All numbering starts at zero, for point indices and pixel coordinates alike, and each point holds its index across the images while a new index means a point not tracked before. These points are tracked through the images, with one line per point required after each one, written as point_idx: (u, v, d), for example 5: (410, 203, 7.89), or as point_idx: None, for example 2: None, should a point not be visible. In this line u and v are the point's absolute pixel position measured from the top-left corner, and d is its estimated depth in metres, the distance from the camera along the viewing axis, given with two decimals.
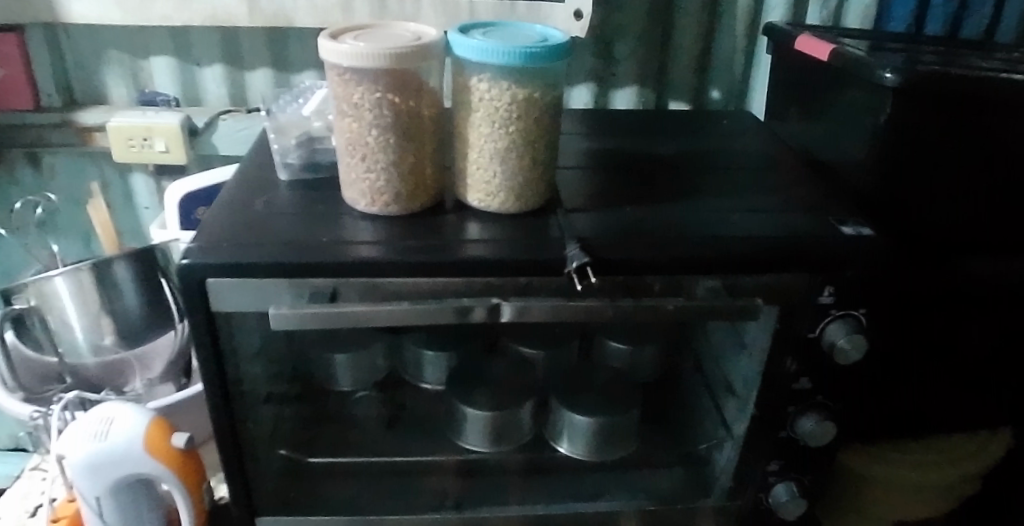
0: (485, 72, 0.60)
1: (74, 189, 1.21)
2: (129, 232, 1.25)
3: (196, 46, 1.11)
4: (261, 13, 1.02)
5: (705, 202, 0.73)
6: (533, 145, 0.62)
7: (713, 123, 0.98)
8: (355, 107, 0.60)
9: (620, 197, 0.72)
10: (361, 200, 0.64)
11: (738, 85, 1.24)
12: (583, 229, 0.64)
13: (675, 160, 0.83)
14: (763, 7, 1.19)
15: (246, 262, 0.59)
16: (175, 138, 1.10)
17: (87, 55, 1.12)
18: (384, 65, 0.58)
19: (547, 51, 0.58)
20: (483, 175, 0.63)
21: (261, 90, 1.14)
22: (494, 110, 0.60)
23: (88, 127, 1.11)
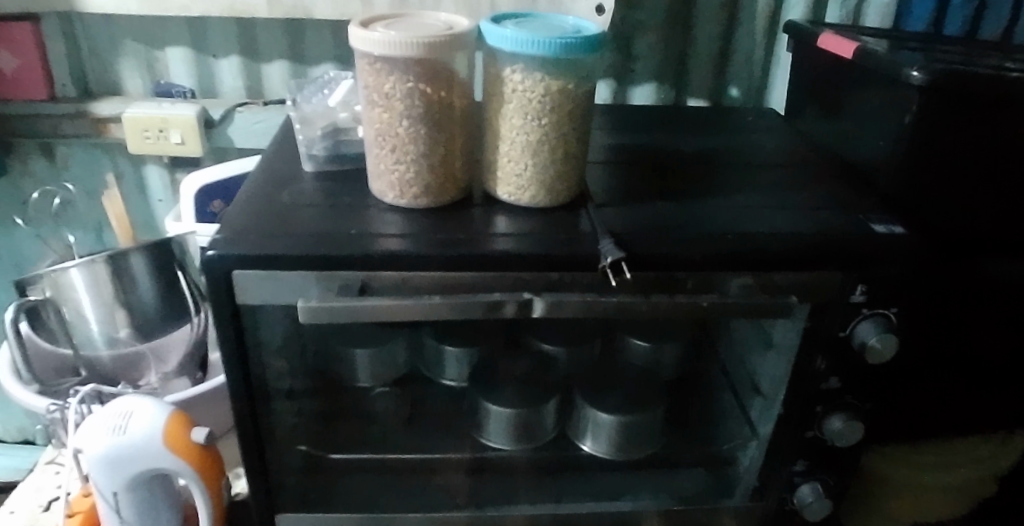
0: (518, 63, 0.59)
1: (89, 180, 1.21)
2: (143, 224, 1.24)
3: (212, 37, 1.10)
4: (279, 5, 1.01)
5: (734, 198, 0.71)
6: (566, 138, 0.61)
7: (736, 119, 0.97)
8: (386, 97, 0.59)
9: (648, 192, 0.71)
10: (389, 192, 0.63)
11: (757, 83, 1.22)
12: (614, 224, 0.63)
13: (700, 156, 0.82)
14: (784, 4, 1.17)
15: (274, 254, 0.58)
16: (191, 130, 1.09)
17: (103, 45, 1.11)
18: (417, 54, 0.57)
19: (582, 43, 0.57)
20: (513, 168, 0.62)
21: (278, 83, 1.13)
22: (526, 102, 0.59)
23: (104, 118, 1.10)
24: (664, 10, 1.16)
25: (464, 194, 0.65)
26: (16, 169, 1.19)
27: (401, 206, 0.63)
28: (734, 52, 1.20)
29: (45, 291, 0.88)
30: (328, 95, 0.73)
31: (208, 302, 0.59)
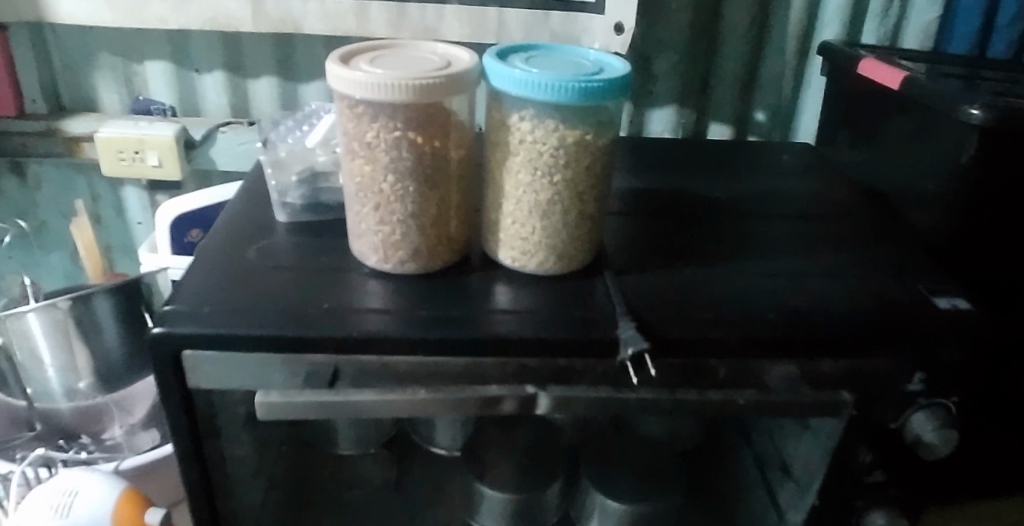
0: (527, 108, 0.49)
1: (62, 202, 1.12)
2: (120, 247, 1.15)
3: (195, 51, 1.01)
4: (267, 18, 0.92)
5: (773, 261, 0.62)
6: (581, 196, 0.52)
7: (769, 153, 0.87)
8: (369, 147, 0.50)
9: (674, 252, 0.61)
10: (372, 254, 0.53)
11: (786, 108, 1.12)
12: (635, 298, 0.53)
13: (731, 203, 0.72)
14: (816, 22, 1.07)
15: (232, 332, 0.49)
16: (169, 152, 1.00)
17: (77, 58, 1.02)
18: (406, 99, 0.47)
19: (606, 86, 0.48)
20: (518, 230, 0.53)
21: (265, 100, 1.04)
22: (535, 154, 0.50)
23: (76, 136, 1.02)
24: (688, 29, 1.06)
25: (460, 256, 0.56)
26: None
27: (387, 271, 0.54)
28: (763, 75, 1.10)
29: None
30: (305, 133, 0.64)
31: (156, 383, 0.51)
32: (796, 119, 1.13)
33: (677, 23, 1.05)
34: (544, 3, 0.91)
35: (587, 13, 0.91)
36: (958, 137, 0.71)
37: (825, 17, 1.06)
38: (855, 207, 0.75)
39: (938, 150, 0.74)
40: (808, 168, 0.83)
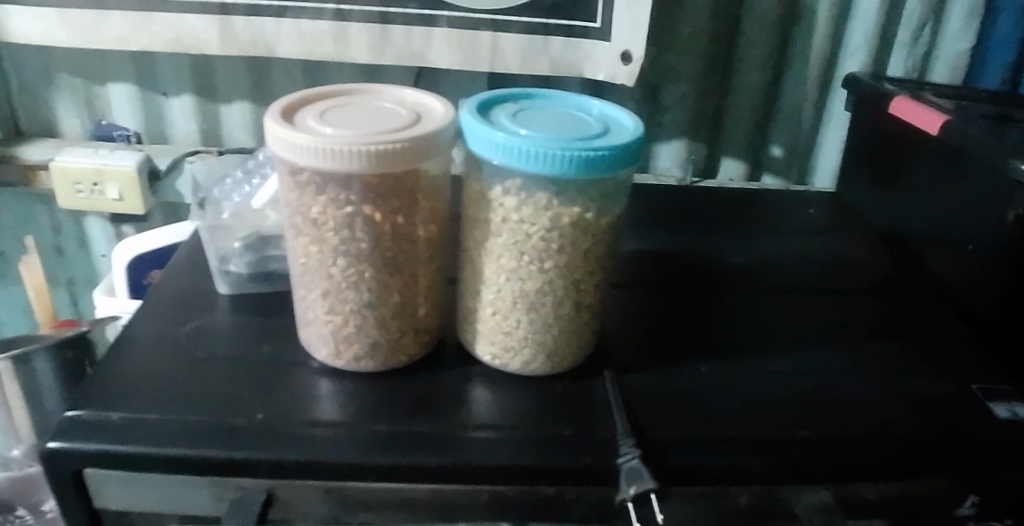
0: (513, 179, 0.40)
1: (21, 231, 1.03)
2: (82, 280, 1.06)
3: (162, 73, 0.92)
4: (237, 40, 0.84)
5: (799, 356, 0.54)
6: (577, 286, 0.43)
7: (790, 204, 0.78)
8: (315, 225, 0.40)
9: (686, 344, 0.54)
10: (322, 348, 0.44)
11: (805, 142, 1.03)
12: (643, 410, 0.46)
13: (750, 273, 0.64)
14: (840, 51, 0.98)
15: (143, 451, 0.39)
16: (131, 184, 0.92)
17: (34, 78, 0.93)
18: (361, 168, 0.38)
19: (614, 155, 0.39)
20: (500, 323, 0.44)
21: (238, 127, 0.95)
22: (522, 235, 0.41)
23: (32, 164, 0.93)
24: (703, 56, 0.96)
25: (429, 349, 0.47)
26: None
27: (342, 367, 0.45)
28: (783, 106, 1.01)
29: None
30: (250, 192, 0.56)
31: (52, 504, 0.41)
32: (815, 155, 1.04)
33: (691, 49, 0.95)
34: (543, 27, 0.81)
35: (591, 40, 0.81)
36: (1004, 195, 0.62)
37: (850, 45, 0.97)
38: (890, 278, 0.66)
39: (982, 211, 0.65)
40: (834, 227, 0.75)
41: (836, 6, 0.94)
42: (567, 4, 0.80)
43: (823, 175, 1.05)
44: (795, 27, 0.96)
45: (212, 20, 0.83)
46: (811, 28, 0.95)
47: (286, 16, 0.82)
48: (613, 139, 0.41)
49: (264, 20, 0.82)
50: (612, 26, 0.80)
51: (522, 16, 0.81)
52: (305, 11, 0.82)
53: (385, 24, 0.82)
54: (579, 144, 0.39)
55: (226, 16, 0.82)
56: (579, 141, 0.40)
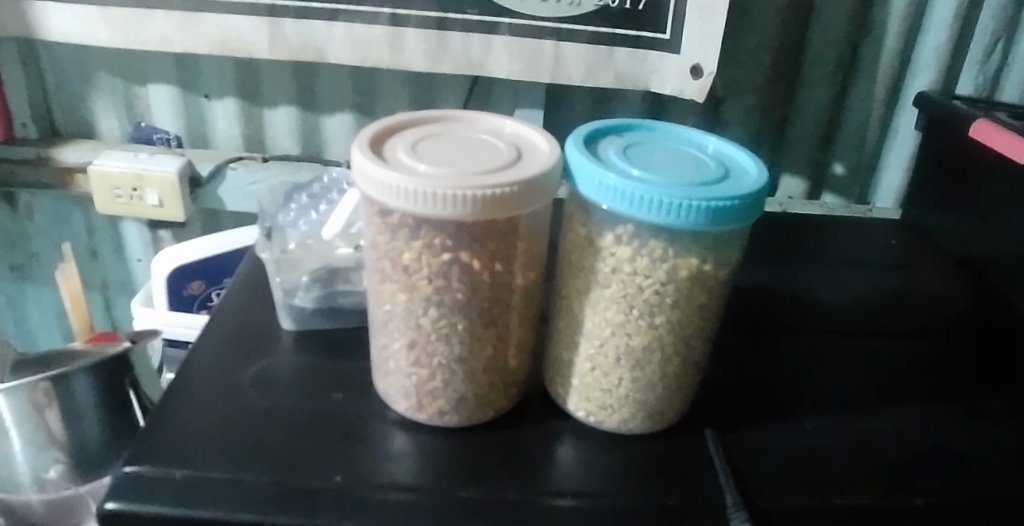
0: (625, 226, 0.36)
1: (56, 234, 1.00)
2: (118, 284, 1.04)
3: (205, 75, 0.89)
4: (286, 43, 0.80)
5: (899, 411, 0.50)
6: (687, 341, 0.39)
7: (862, 231, 0.74)
8: (406, 272, 0.37)
9: (778, 395, 0.50)
10: (403, 401, 0.42)
11: (868, 161, 0.97)
12: (743, 469, 0.43)
13: (833, 312, 0.60)
14: (909, 66, 0.92)
15: (211, 515, 0.36)
16: (171, 191, 0.89)
17: (72, 77, 0.90)
18: (462, 214, 0.34)
19: (743, 205, 0.35)
20: (597, 380, 0.40)
21: (283, 131, 0.92)
22: (632, 288, 0.37)
23: (70, 167, 0.91)
24: (769, 68, 0.91)
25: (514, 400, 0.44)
26: None
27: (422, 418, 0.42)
28: (847, 123, 0.95)
29: None
30: (318, 220, 0.55)
31: None
32: (879, 175, 0.98)
33: (757, 61, 0.91)
34: (609, 37, 0.77)
35: (659, 52, 0.77)
36: None
37: (920, 60, 0.91)
38: (984, 318, 0.62)
39: None
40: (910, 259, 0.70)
41: (909, 19, 0.88)
42: (635, 14, 0.76)
43: (886, 196, 0.99)
44: (865, 39, 0.90)
45: (261, 22, 0.79)
46: (882, 41, 0.89)
47: (339, 20, 0.78)
48: (736, 185, 0.37)
49: (315, 22, 0.78)
50: (682, 38, 0.76)
51: (588, 25, 0.76)
52: (358, 15, 0.78)
53: (442, 30, 0.78)
54: (703, 193, 0.35)
55: (275, 19, 0.79)
56: (702, 189, 0.36)
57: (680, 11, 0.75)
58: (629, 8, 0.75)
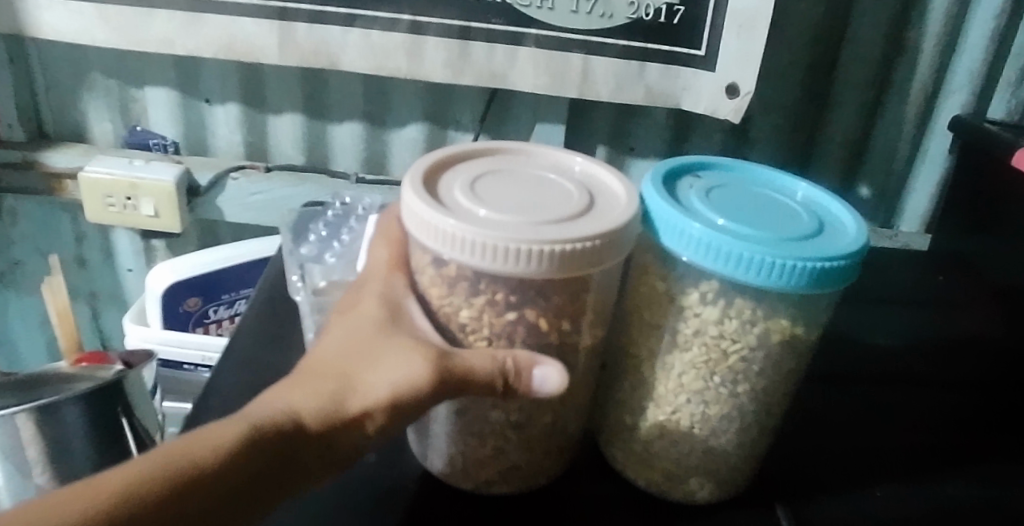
0: (711, 283, 0.36)
1: (42, 241, 0.95)
2: (107, 295, 0.98)
3: (206, 79, 0.84)
4: (297, 48, 0.75)
5: (968, 472, 0.47)
6: (765, 410, 0.39)
7: (895, 267, 0.70)
8: (463, 330, 0.39)
9: (839, 459, 0.47)
10: (450, 468, 0.42)
11: (895, 185, 0.87)
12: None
13: (880, 359, 0.57)
14: (941, 88, 0.82)
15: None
16: (167, 200, 0.84)
17: (64, 77, 0.85)
18: (532, 269, 0.34)
19: (846, 265, 0.34)
20: (668, 447, 0.40)
21: (288, 141, 0.87)
22: (717, 354, 0.37)
23: (59, 172, 0.86)
24: (799, 86, 0.83)
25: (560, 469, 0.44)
26: None
27: (471, 478, 0.42)
28: (875, 146, 0.85)
29: None
30: (340, 249, 0.58)
31: None
32: (903, 198, 0.88)
33: (784, 79, 0.82)
34: (640, 52, 0.73)
35: (693, 69, 0.73)
36: None
37: (951, 85, 0.81)
38: None
39: None
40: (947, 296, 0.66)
41: (943, 41, 0.79)
42: (669, 28, 0.71)
43: (910, 219, 0.88)
44: (897, 60, 0.81)
45: (271, 25, 0.74)
46: (914, 62, 0.80)
47: (354, 25, 0.73)
48: (835, 243, 0.35)
49: (329, 27, 0.74)
50: (717, 55, 0.72)
51: (619, 39, 0.72)
52: (376, 21, 0.73)
53: (464, 40, 0.73)
54: (801, 251, 0.34)
55: (286, 22, 0.74)
56: (797, 245, 0.34)
57: (717, 27, 0.71)
58: (663, 21, 0.71)
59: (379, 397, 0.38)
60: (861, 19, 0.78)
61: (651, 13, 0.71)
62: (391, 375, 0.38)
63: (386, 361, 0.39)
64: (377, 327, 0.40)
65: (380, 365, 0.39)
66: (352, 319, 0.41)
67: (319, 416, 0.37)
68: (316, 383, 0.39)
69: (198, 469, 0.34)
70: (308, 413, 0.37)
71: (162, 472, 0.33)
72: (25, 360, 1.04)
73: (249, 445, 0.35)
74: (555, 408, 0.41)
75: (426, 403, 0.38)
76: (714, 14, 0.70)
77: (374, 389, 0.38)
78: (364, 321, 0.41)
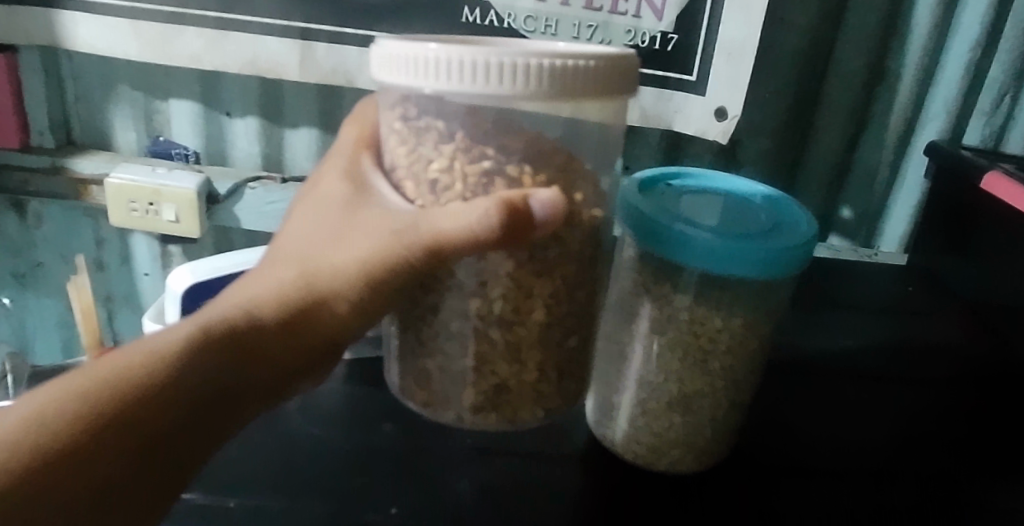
0: (683, 274, 0.42)
1: (63, 243, 1.00)
2: (122, 298, 1.03)
3: (229, 94, 0.89)
4: (316, 66, 0.80)
5: (907, 449, 0.52)
6: (736, 387, 0.44)
7: (865, 283, 0.75)
8: (436, 187, 0.42)
9: (790, 436, 0.52)
10: (438, 393, 0.47)
11: (876, 206, 0.92)
12: (776, 514, 0.44)
13: (840, 355, 0.62)
14: (919, 116, 0.87)
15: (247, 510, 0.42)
16: (189, 207, 0.89)
17: (93, 88, 0.90)
18: (519, 91, 0.38)
19: (797, 253, 0.39)
20: (649, 421, 0.45)
21: (303, 154, 0.92)
22: (691, 335, 0.43)
23: (85, 178, 0.91)
24: (785, 111, 0.88)
25: (554, 384, 0.46)
26: None
27: (463, 392, 0.46)
28: (857, 169, 0.90)
29: None
30: None
31: None
32: (885, 220, 0.92)
33: (772, 103, 0.88)
34: (637, 76, 0.78)
35: (686, 94, 0.78)
36: None
37: (928, 113, 0.87)
38: (983, 358, 0.64)
39: None
40: (906, 305, 0.72)
41: (921, 72, 0.84)
42: (663, 54, 0.77)
43: (891, 239, 0.93)
44: (877, 89, 0.86)
45: (293, 44, 0.79)
46: (893, 90, 0.86)
47: (371, 46, 0.79)
48: (794, 235, 0.40)
49: (347, 47, 0.79)
50: (708, 81, 0.77)
51: None
52: None
53: None
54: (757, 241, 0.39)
55: (307, 41, 0.79)
56: (752, 236, 0.40)
57: (708, 55, 0.76)
58: (658, 48, 0.77)
59: (340, 277, 0.43)
60: (843, 49, 0.84)
61: (646, 40, 0.76)
62: (361, 250, 0.42)
63: (354, 236, 0.43)
64: (345, 202, 0.45)
65: (347, 243, 0.43)
66: (323, 212, 0.46)
67: (281, 308, 0.43)
68: (277, 275, 0.44)
69: (157, 373, 0.39)
70: (268, 311, 0.43)
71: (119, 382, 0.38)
72: (38, 357, 1.07)
73: (207, 345, 0.41)
74: (545, 306, 0.44)
75: (403, 270, 0.42)
76: (705, 43, 0.76)
77: (332, 279, 0.43)
78: (333, 200, 0.46)
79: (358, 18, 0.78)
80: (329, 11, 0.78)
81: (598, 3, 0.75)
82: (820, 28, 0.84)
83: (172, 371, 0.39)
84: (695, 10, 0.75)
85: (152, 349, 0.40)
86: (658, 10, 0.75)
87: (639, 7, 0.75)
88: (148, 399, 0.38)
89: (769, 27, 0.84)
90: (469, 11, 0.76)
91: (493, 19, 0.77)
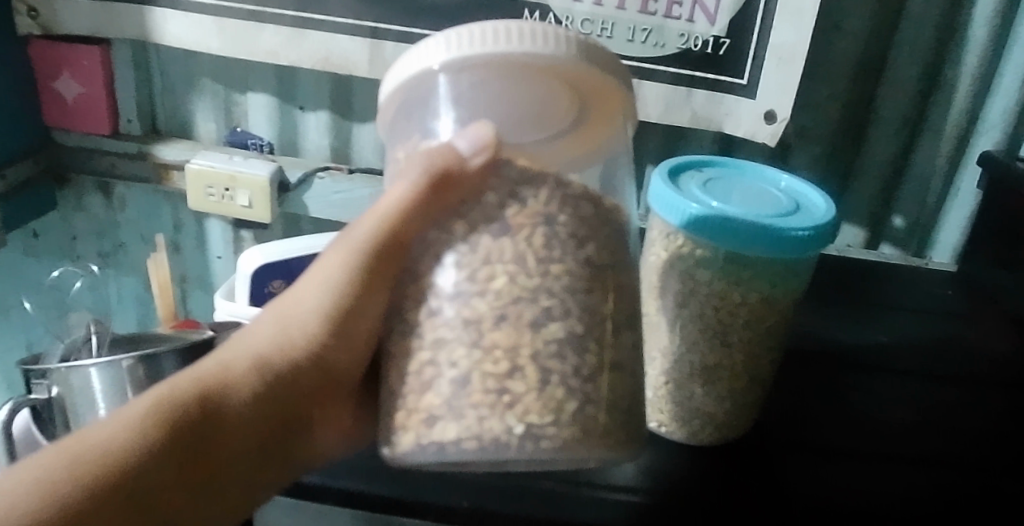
0: (706, 251, 0.46)
1: (142, 225, 1.07)
2: (195, 278, 1.09)
3: (302, 88, 0.95)
4: (384, 63, 0.85)
5: (921, 431, 0.53)
6: (756, 360, 0.48)
7: (913, 288, 0.76)
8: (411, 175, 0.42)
9: (805, 414, 0.54)
10: None
11: (928, 217, 0.91)
12: (793, 489, 0.46)
13: (866, 347, 0.63)
14: (974, 127, 0.86)
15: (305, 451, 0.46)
16: (262, 193, 0.94)
17: (178, 80, 0.98)
18: (538, 49, 0.35)
19: (812, 235, 0.44)
20: (671, 392, 0.50)
21: (368, 148, 0.97)
22: (710, 307, 0.47)
23: (167, 163, 0.98)
24: (838, 118, 0.89)
25: None
26: (69, 204, 1.07)
27: None
28: (910, 177, 0.89)
29: (51, 388, 0.70)
30: None
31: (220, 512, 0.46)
32: (938, 230, 0.91)
33: (825, 109, 0.88)
34: (688, 79, 0.81)
35: (737, 97, 0.81)
36: None
37: (984, 124, 0.85)
38: (1014, 358, 0.64)
39: None
40: (946, 307, 0.73)
41: (978, 82, 0.84)
42: (715, 57, 0.79)
43: (944, 250, 0.92)
44: (933, 99, 0.86)
45: (362, 42, 0.85)
46: (949, 100, 0.85)
47: None
48: (811, 219, 0.46)
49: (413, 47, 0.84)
50: (759, 85, 0.79)
51: (669, 66, 0.81)
52: None
53: None
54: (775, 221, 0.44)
55: (377, 41, 0.84)
56: (770, 218, 0.45)
57: (759, 59, 0.78)
58: (710, 52, 0.79)
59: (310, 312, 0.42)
60: (898, 58, 0.84)
61: (699, 44, 0.79)
62: (324, 276, 0.42)
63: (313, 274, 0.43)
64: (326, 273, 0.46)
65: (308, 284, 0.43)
66: None
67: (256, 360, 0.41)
68: (252, 334, 0.42)
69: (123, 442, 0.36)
70: (242, 364, 0.40)
71: (84, 455, 0.35)
72: (113, 325, 1.13)
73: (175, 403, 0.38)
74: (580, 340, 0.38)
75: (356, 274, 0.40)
76: (757, 47, 0.78)
77: (306, 310, 0.42)
78: None
79: (424, 19, 0.82)
80: (398, 12, 0.83)
81: (652, 8, 0.78)
82: (876, 37, 0.85)
83: (141, 432, 0.36)
84: (747, 16, 0.77)
85: (120, 418, 0.37)
86: (710, 16, 0.78)
87: (692, 12, 0.78)
88: (113, 472, 0.35)
89: (823, 35, 0.85)
90: (529, 14, 0.81)
91: (552, 22, 0.81)
